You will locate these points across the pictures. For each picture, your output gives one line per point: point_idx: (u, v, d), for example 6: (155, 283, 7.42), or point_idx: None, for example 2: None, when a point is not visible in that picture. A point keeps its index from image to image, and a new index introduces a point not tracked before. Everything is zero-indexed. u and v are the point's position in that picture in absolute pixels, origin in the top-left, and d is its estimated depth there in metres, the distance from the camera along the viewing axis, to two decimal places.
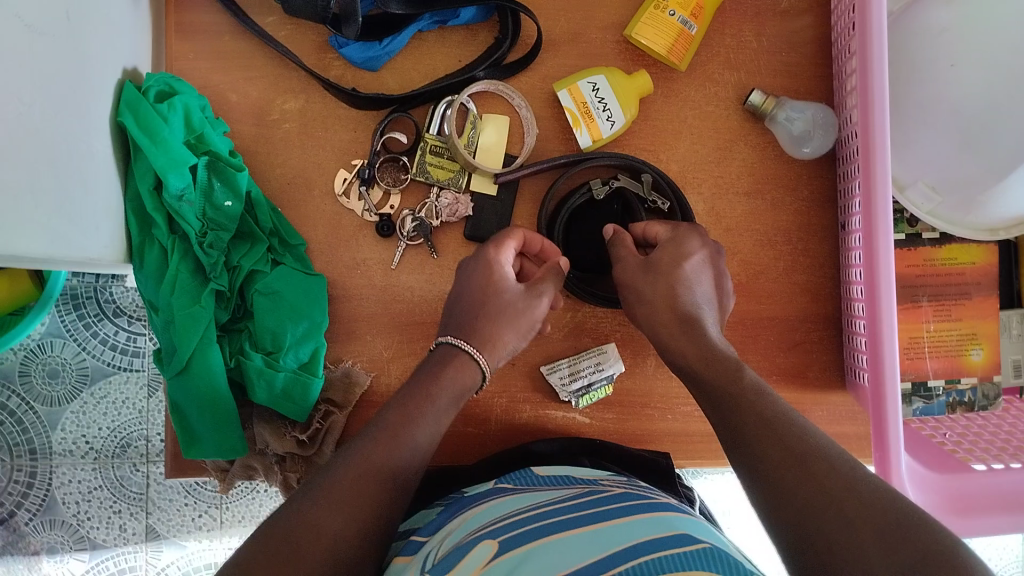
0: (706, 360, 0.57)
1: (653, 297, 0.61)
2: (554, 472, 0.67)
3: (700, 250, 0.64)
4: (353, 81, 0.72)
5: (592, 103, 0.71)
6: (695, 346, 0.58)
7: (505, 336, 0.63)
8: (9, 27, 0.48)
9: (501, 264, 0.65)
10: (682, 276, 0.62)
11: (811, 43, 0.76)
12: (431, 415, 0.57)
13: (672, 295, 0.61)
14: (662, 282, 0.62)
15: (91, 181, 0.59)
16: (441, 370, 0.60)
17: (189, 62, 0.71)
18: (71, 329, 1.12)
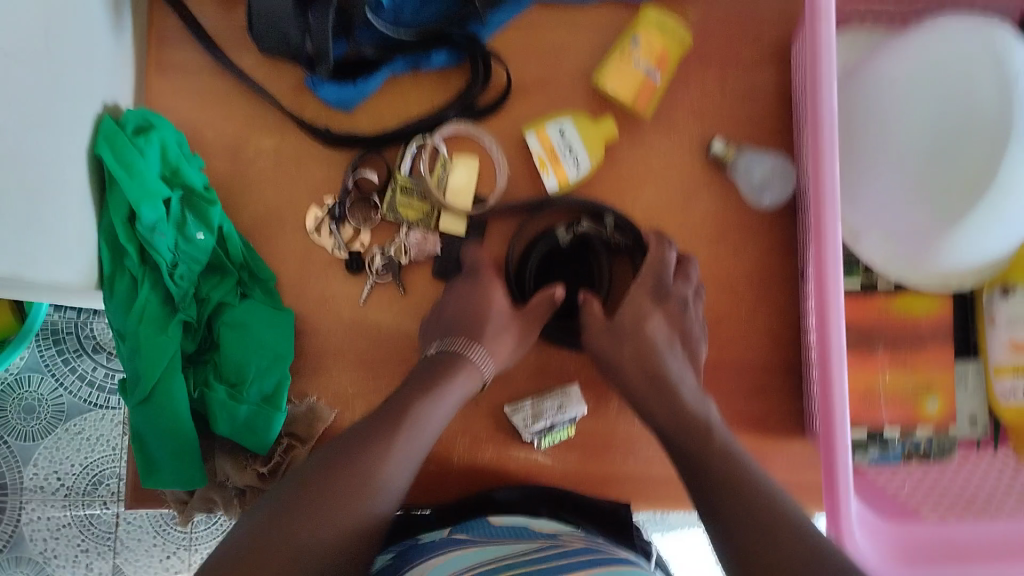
0: (677, 422, 0.63)
1: (621, 356, 0.68)
2: (509, 522, 0.68)
3: (669, 303, 0.71)
4: (326, 121, 0.74)
5: (559, 147, 0.74)
6: (665, 405, 0.65)
7: (503, 347, 0.68)
8: None
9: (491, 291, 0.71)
10: (637, 325, 0.70)
11: (773, 95, 0.79)
12: (439, 411, 0.62)
13: (642, 359, 0.68)
14: (613, 343, 0.69)
15: (61, 206, 0.60)
16: (447, 373, 0.65)
17: (170, 99, 0.73)
18: (51, 365, 1.19)
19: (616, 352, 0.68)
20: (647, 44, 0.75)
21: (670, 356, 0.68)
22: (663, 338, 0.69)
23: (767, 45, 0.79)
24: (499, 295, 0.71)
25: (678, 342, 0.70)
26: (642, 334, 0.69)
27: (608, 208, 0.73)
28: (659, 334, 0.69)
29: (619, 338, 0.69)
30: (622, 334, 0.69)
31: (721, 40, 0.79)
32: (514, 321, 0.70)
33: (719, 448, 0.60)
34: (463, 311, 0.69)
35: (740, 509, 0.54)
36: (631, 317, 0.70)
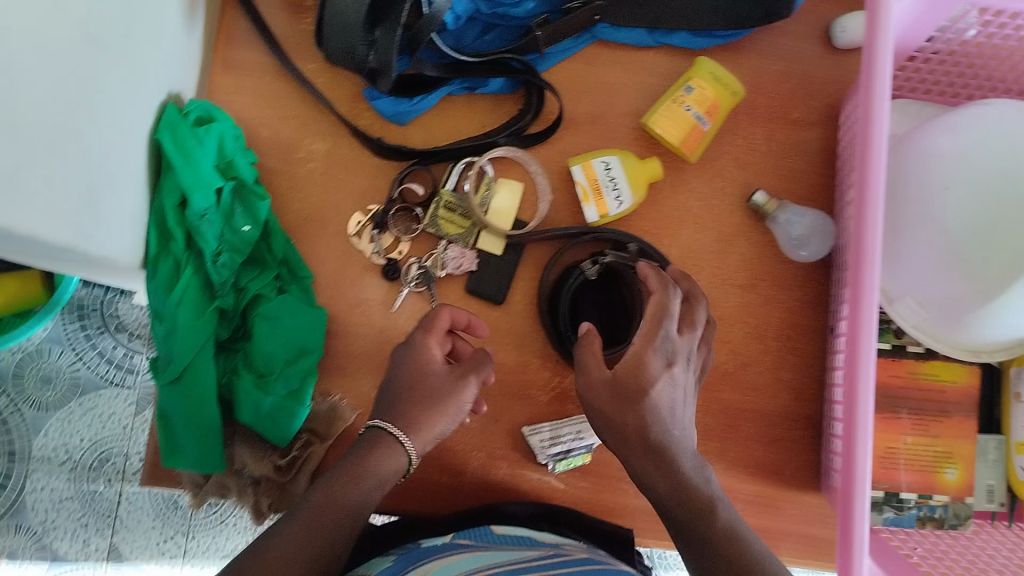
0: (682, 501, 0.57)
1: (626, 431, 0.59)
2: (513, 532, 0.68)
3: (674, 364, 0.61)
4: (379, 131, 0.76)
5: (603, 180, 0.76)
6: (668, 478, 0.58)
7: (434, 417, 0.62)
8: (71, 32, 0.52)
9: (433, 341, 0.66)
10: (639, 383, 0.59)
11: (817, 153, 0.80)
12: (355, 499, 0.57)
13: (643, 432, 0.58)
14: (614, 409, 0.60)
15: (119, 185, 0.62)
16: (366, 457, 0.60)
17: (229, 93, 0.75)
18: (72, 338, 1.24)
19: (618, 423, 0.59)
20: (700, 91, 0.77)
21: (675, 428, 0.60)
22: (668, 407, 0.59)
23: (815, 104, 0.81)
24: (435, 346, 0.65)
25: (680, 404, 0.61)
26: (648, 399, 0.59)
27: (630, 236, 0.75)
28: (663, 407, 0.59)
29: (623, 409, 0.59)
30: (620, 399, 0.59)
31: (771, 95, 0.80)
32: (454, 375, 0.64)
33: (723, 525, 0.57)
34: (407, 372, 0.64)
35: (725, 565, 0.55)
36: (633, 377, 0.59)
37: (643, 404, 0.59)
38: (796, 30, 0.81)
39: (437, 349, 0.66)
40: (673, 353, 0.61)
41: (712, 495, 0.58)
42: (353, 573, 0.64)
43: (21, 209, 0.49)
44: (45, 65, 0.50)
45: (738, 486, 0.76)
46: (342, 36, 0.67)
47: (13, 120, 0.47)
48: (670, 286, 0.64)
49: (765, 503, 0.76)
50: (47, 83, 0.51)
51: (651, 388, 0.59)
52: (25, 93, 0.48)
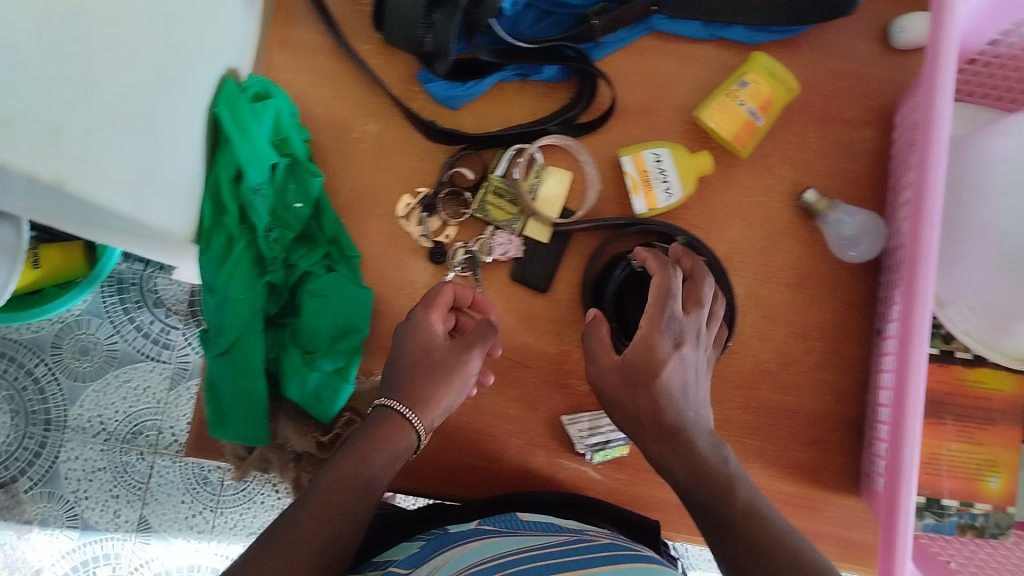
0: (697, 480, 0.54)
1: (640, 413, 0.58)
2: (538, 519, 0.67)
3: (683, 344, 0.61)
4: (431, 114, 0.76)
5: (653, 172, 0.75)
6: (683, 458, 0.56)
7: (438, 392, 0.62)
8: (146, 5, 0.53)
9: (434, 319, 0.66)
10: (648, 360, 0.59)
11: (870, 153, 0.79)
12: (365, 478, 0.57)
13: (655, 410, 0.58)
14: (626, 393, 0.60)
15: (180, 157, 0.62)
16: (375, 435, 0.59)
17: (285, 71, 0.75)
18: (110, 310, 1.25)
19: (634, 408, 0.59)
20: (754, 87, 0.76)
21: (690, 409, 0.59)
22: (681, 387, 0.59)
23: (870, 104, 0.80)
24: (435, 324, 0.66)
25: (692, 383, 0.60)
26: (660, 381, 0.58)
27: (678, 229, 0.75)
28: (675, 387, 0.58)
29: (636, 392, 0.59)
30: (631, 381, 0.59)
31: (826, 92, 0.79)
32: (461, 348, 0.65)
33: (742, 505, 0.53)
34: (413, 350, 0.64)
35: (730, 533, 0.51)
36: (643, 359, 0.59)
37: (653, 384, 0.58)
38: (856, 27, 0.80)
39: (436, 324, 0.66)
40: (680, 332, 0.62)
41: (732, 475, 0.55)
42: (381, 558, 0.65)
43: (102, 179, 0.49)
44: (128, 40, 0.51)
45: (775, 485, 0.75)
46: (399, 18, 0.68)
47: (101, 94, 0.48)
48: (666, 267, 0.65)
49: (802, 504, 0.75)
50: (126, 54, 0.51)
51: (662, 368, 0.58)
52: (109, 63, 0.48)
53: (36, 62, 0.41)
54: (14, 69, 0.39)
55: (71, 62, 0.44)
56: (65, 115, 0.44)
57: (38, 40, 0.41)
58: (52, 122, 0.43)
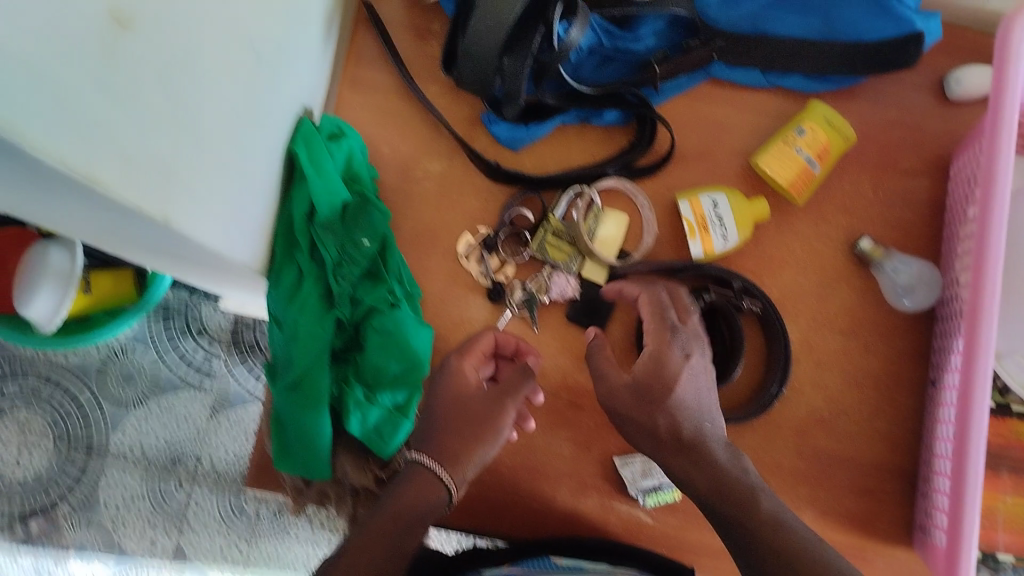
0: (723, 495, 0.58)
1: (658, 430, 0.61)
2: (573, 562, 0.67)
3: (692, 353, 0.63)
4: (494, 155, 0.78)
5: (710, 217, 0.76)
6: (706, 472, 0.59)
7: (473, 447, 0.62)
8: (245, 51, 0.53)
9: (466, 364, 0.67)
10: (658, 372, 0.62)
11: (925, 204, 0.80)
12: (399, 534, 0.57)
13: (675, 425, 0.60)
14: (641, 411, 0.61)
15: (260, 194, 0.63)
16: (405, 491, 0.59)
17: (354, 110, 0.77)
18: (155, 338, 1.27)
19: (649, 424, 0.61)
20: (812, 134, 0.77)
21: (705, 419, 0.61)
22: (694, 397, 0.61)
23: (925, 154, 0.80)
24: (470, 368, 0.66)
25: (705, 393, 0.62)
26: (673, 395, 0.61)
27: (734, 274, 0.75)
28: (689, 399, 0.61)
29: (649, 407, 0.61)
30: (645, 400, 0.61)
31: (881, 143, 0.80)
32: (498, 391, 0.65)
33: (766, 514, 0.57)
34: (449, 391, 0.65)
35: (754, 542, 0.55)
36: (656, 379, 0.61)
37: (667, 401, 0.61)
38: (913, 77, 0.81)
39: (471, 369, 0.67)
40: (687, 344, 0.63)
41: (752, 485, 0.58)
42: None
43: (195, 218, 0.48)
44: (229, 77, 0.51)
45: (827, 533, 0.75)
46: (477, 67, 0.69)
47: (202, 132, 0.47)
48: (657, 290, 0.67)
49: (852, 554, 0.75)
50: (225, 95, 0.51)
51: (676, 382, 0.61)
52: (210, 102, 0.48)
53: (158, 100, 0.41)
54: (140, 114, 0.39)
55: (187, 102, 0.44)
56: (175, 151, 0.44)
57: (161, 77, 0.41)
58: (162, 159, 0.42)
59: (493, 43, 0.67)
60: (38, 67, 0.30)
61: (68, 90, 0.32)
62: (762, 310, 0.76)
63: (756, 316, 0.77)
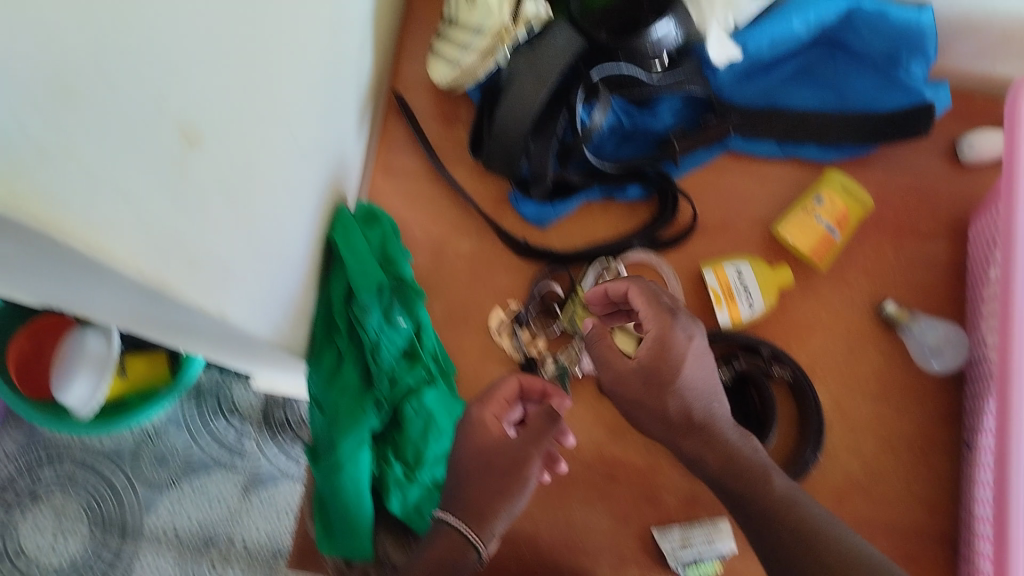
0: (734, 473, 0.61)
1: (669, 413, 0.63)
2: None
3: (694, 334, 0.64)
4: (522, 233, 0.80)
5: (735, 286, 0.77)
6: (716, 450, 0.62)
7: (496, 507, 0.63)
8: (292, 151, 0.57)
9: (485, 411, 0.68)
10: (666, 358, 0.63)
11: (947, 265, 0.81)
12: None
13: (686, 408, 0.63)
14: (650, 395, 0.63)
15: (302, 280, 0.65)
16: (430, 553, 0.61)
17: (386, 194, 0.80)
18: (188, 419, 1.29)
19: (660, 408, 0.63)
20: (830, 202, 0.79)
21: (714, 400, 0.64)
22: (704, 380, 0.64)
23: (942, 217, 0.82)
24: (491, 420, 0.67)
25: (710, 373, 0.65)
26: (681, 377, 0.63)
27: (762, 341, 0.77)
28: (698, 382, 0.63)
29: (660, 393, 0.63)
30: (653, 384, 0.63)
31: (899, 208, 0.82)
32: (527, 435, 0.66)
33: (779, 493, 0.60)
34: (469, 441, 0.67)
35: (765, 515, 0.60)
36: (664, 363, 0.63)
37: (675, 382, 0.63)
38: (925, 144, 0.83)
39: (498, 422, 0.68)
40: (689, 328, 0.65)
41: (763, 463, 0.62)
42: None
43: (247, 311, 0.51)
44: (278, 177, 0.54)
45: None
46: (503, 147, 0.71)
47: (255, 230, 0.51)
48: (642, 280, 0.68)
49: None
50: (275, 194, 0.54)
51: (683, 366, 0.63)
52: (262, 201, 0.52)
53: (219, 204, 0.44)
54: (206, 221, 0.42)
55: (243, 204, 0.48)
56: (232, 249, 0.46)
57: (223, 184, 0.44)
58: (221, 259, 0.45)
59: (518, 124, 0.69)
60: (126, 190, 0.33)
61: (148, 209, 0.35)
62: (792, 378, 0.78)
63: (786, 381, 0.78)
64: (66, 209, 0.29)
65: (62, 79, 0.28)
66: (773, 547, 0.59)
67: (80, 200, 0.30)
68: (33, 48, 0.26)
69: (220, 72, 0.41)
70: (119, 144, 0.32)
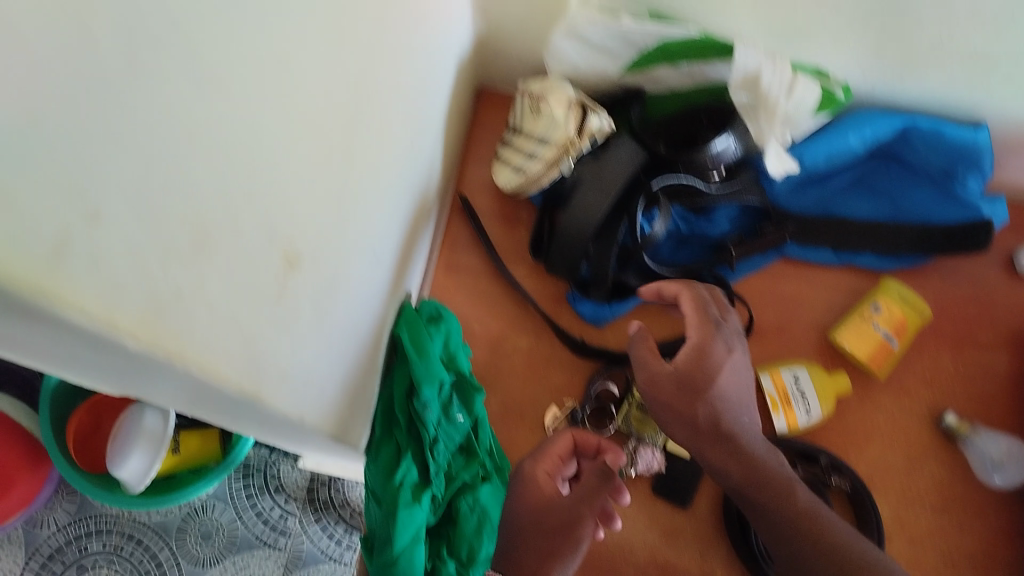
0: (758, 486, 0.64)
1: (698, 420, 0.66)
2: None
3: (733, 349, 0.69)
4: (579, 331, 0.82)
5: (792, 392, 0.77)
6: (741, 462, 0.65)
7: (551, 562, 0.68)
8: (369, 258, 0.60)
9: (536, 464, 0.72)
10: (701, 362, 0.68)
11: (1006, 377, 0.80)
12: None
13: (715, 418, 0.66)
14: (681, 399, 0.67)
15: (368, 377, 0.67)
16: None
17: (448, 290, 0.83)
18: (234, 495, 1.20)
19: (689, 413, 0.67)
20: (888, 310, 0.79)
21: (744, 415, 0.67)
22: (736, 393, 0.68)
23: (1000, 328, 0.82)
24: (544, 475, 0.71)
25: (743, 389, 0.69)
26: (713, 389, 0.66)
27: (820, 450, 0.77)
28: (730, 393, 0.67)
29: (691, 399, 0.67)
30: (686, 390, 0.67)
31: (957, 317, 0.82)
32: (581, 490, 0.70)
33: (803, 505, 0.63)
34: (523, 496, 0.71)
35: (786, 523, 0.62)
36: (699, 372, 0.67)
37: (706, 393, 0.67)
38: (982, 254, 0.84)
39: (547, 475, 0.71)
40: (730, 341, 0.70)
41: (789, 478, 0.65)
42: None
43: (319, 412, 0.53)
44: (356, 282, 0.57)
45: None
46: (564, 250, 0.74)
47: (333, 334, 0.53)
48: (696, 286, 0.73)
49: None
50: (352, 300, 0.57)
51: (716, 376, 0.67)
52: (341, 309, 0.54)
53: (309, 316, 0.46)
54: (297, 334, 0.44)
55: (326, 313, 0.50)
56: (312, 356, 0.48)
57: (314, 297, 0.46)
58: (304, 367, 0.47)
59: (581, 230, 0.72)
60: (244, 320, 0.35)
61: (257, 334, 0.37)
62: (852, 487, 0.76)
63: (845, 493, 0.77)
64: (202, 347, 0.31)
65: (216, 233, 0.30)
66: (787, 551, 0.62)
67: (206, 341, 0.31)
68: (187, 213, 0.28)
69: (322, 195, 0.44)
70: (246, 280, 0.34)
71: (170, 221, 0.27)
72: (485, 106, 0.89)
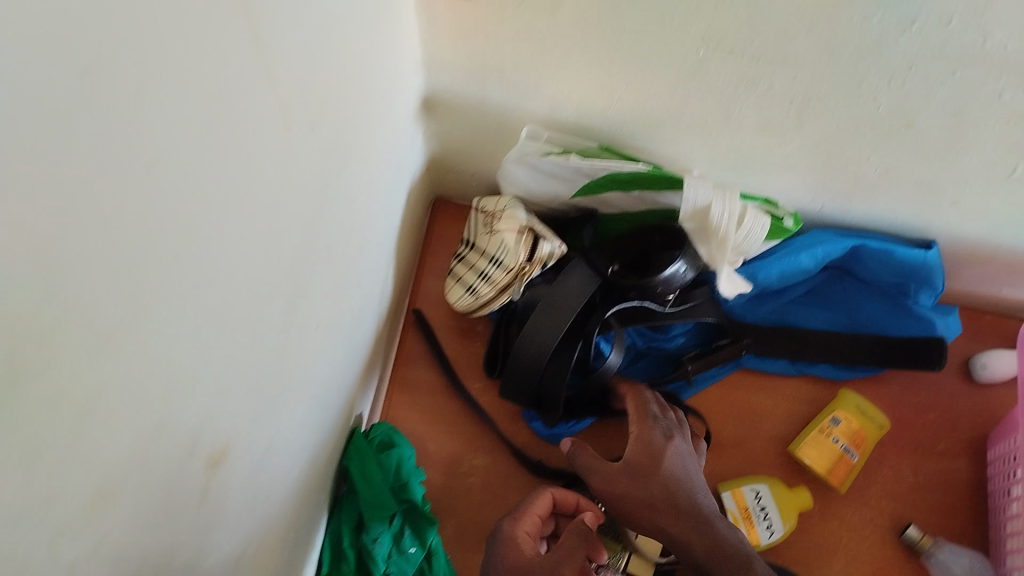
0: (717, 556, 0.57)
1: (654, 499, 0.62)
2: None
3: (675, 436, 0.67)
4: (535, 450, 0.79)
5: (753, 509, 0.75)
6: (704, 538, 0.59)
7: None
8: (313, 405, 0.58)
9: (514, 520, 0.61)
10: (647, 447, 0.66)
11: (967, 486, 0.79)
12: None
13: (670, 491, 0.62)
14: (634, 485, 0.63)
15: (313, 516, 0.66)
16: None
17: (402, 409, 0.80)
18: None
19: (645, 494, 0.62)
20: (846, 422, 0.79)
21: (698, 492, 0.63)
22: (685, 476, 0.64)
23: (959, 437, 0.82)
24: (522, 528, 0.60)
25: (695, 473, 0.65)
26: (663, 469, 0.63)
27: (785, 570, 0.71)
28: (681, 474, 0.64)
29: (645, 482, 0.63)
30: (638, 477, 0.63)
31: (914, 426, 0.82)
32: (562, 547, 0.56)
33: None
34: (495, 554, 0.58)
35: None
36: (645, 456, 0.65)
37: (658, 472, 0.63)
38: None
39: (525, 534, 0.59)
40: (670, 430, 0.68)
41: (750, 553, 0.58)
42: None
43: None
44: (301, 436, 0.56)
45: None
46: (518, 370, 0.72)
47: (266, 499, 0.49)
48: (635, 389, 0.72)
49: None
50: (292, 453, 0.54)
51: (663, 457, 0.64)
52: (280, 469, 0.52)
53: (235, 497, 0.43)
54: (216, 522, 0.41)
55: (258, 483, 0.47)
56: (237, 534, 0.45)
57: (243, 477, 0.44)
58: (228, 551, 0.44)
59: (534, 349, 0.71)
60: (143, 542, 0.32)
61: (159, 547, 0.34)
62: None
63: None
64: None
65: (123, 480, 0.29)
66: None
67: None
68: (88, 479, 0.27)
69: (256, 373, 0.42)
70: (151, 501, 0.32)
71: (70, 497, 0.26)
72: (441, 221, 0.89)
